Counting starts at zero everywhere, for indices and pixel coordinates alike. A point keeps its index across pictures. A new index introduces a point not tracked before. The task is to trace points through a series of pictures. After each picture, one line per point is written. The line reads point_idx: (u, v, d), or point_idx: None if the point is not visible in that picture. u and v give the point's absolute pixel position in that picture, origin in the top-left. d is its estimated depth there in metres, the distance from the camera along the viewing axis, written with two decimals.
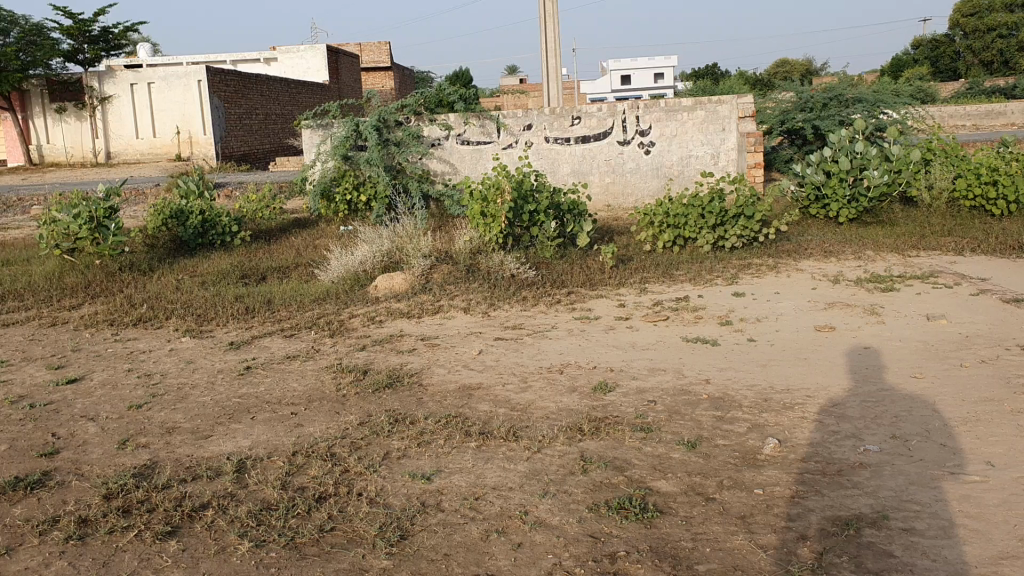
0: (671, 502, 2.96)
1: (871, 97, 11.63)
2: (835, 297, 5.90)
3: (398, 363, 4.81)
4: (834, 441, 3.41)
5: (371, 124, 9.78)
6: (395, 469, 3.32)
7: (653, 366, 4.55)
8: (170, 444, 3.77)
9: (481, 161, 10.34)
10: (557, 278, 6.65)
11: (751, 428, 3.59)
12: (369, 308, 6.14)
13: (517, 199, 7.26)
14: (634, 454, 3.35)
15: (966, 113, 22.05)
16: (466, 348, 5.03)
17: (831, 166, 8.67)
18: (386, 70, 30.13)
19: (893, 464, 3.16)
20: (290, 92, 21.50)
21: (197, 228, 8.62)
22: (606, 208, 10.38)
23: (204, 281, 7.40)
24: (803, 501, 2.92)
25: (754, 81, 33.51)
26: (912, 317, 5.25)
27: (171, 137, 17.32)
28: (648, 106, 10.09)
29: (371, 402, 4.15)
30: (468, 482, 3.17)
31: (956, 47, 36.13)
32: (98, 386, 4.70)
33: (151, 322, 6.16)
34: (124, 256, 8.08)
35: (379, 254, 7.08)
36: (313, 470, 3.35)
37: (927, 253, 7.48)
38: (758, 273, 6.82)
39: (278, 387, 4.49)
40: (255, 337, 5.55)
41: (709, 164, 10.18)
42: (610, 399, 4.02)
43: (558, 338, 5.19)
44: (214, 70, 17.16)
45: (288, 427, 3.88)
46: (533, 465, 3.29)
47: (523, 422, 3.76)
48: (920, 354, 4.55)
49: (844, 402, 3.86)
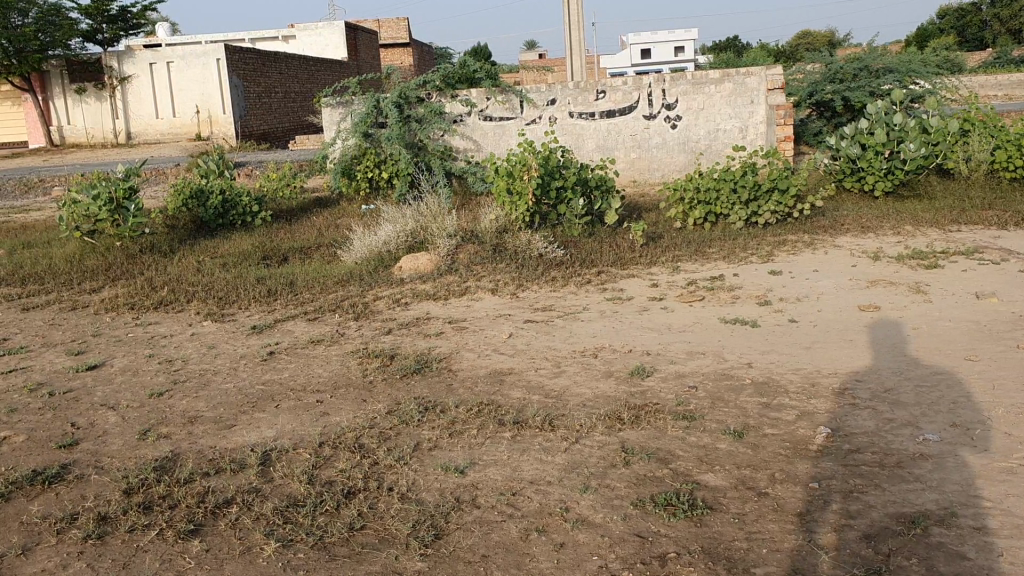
0: (721, 497, 2.79)
1: (903, 66, 11.30)
2: (878, 274, 5.69)
3: (425, 347, 4.65)
4: (890, 429, 3.23)
5: (392, 100, 9.66)
6: (427, 462, 3.17)
7: (691, 348, 4.37)
8: (193, 434, 3.64)
9: (505, 138, 10.15)
10: (586, 257, 6.46)
11: (800, 416, 3.41)
12: (394, 290, 5.98)
13: (544, 175, 7.06)
14: (679, 445, 3.18)
15: (997, 82, 21.70)
16: (495, 331, 4.87)
17: (866, 138, 8.41)
18: (405, 47, 29.90)
19: (957, 456, 2.97)
20: (309, 69, 21.32)
21: (217, 208, 8.50)
22: (633, 183, 10.15)
23: (225, 262, 7.27)
24: (863, 496, 2.74)
25: (776, 53, 33.06)
26: (960, 296, 5.04)
27: (191, 117, 17.18)
28: (674, 79, 9.85)
29: (399, 389, 4.00)
30: (504, 475, 3.01)
31: (983, 16, 35.44)
32: (118, 372, 4.58)
33: (173, 305, 6.04)
34: (145, 237, 7.97)
35: (403, 234, 6.91)
36: (341, 463, 3.19)
37: (968, 227, 7.25)
38: (794, 250, 6.61)
39: (303, 374, 4.34)
40: (278, 321, 5.41)
41: (738, 138, 9.93)
42: (649, 385, 3.85)
43: (590, 319, 5.02)
44: (233, 48, 17.01)
45: (314, 416, 3.73)
46: (572, 457, 3.12)
47: (558, 410, 3.60)
48: (972, 335, 4.34)
49: (897, 387, 3.67)
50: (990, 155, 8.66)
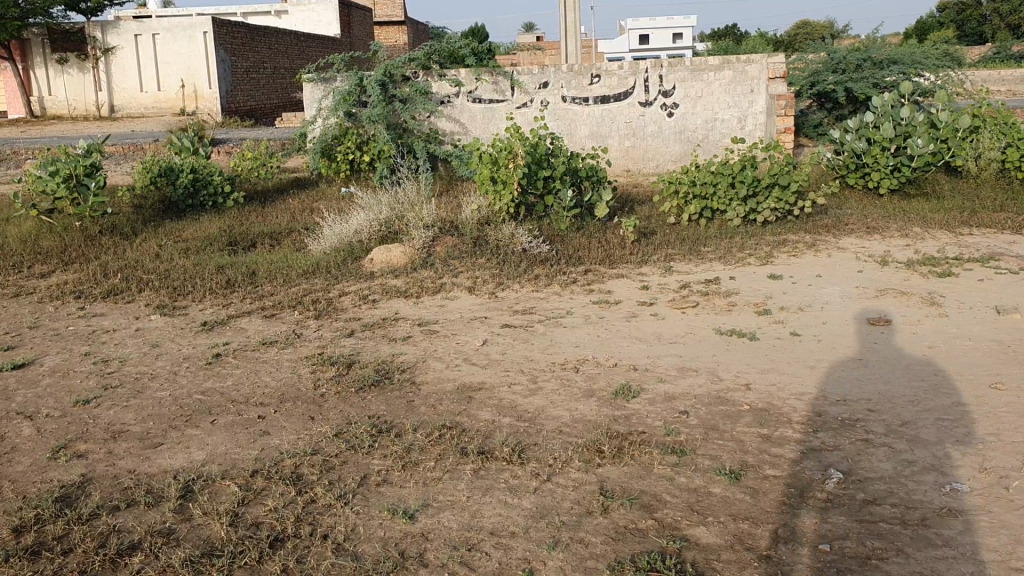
0: (715, 561, 2.35)
1: (907, 58, 10.87)
2: (887, 282, 5.24)
3: (389, 354, 4.19)
4: (911, 475, 2.79)
5: (376, 79, 9.12)
6: (373, 501, 2.72)
7: (683, 364, 3.92)
8: (112, 454, 3.18)
9: (493, 121, 9.64)
10: (572, 254, 6.01)
11: (806, 454, 2.97)
12: (363, 286, 5.52)
13: (530, 164, 6.60)
14: (666, 488, 2.74)
15: (1001, 77, 21.29)
16: (468, 337, 4.41)
17: (873, 132, 7.96)
18: (400, 25, 29.21)
19: (992, 514, 2.53)
20: (299, 45, 20.72)
21: (187, 187, 8.00)
22: (626, 173, 9.68)
23: (188, 247, 6.80)
24: (883, 566, 2.30)
25: (775, 41, 32.61)
26: (977, 310, 4.61)
27: (176, 91, 16.70)
28: (672, 65, 9.38)
29: (353, 405, 3.53)
30: (461, 523, 2.56)
31: (983, 10, 35.05)
32: (46, 374, 4.11)
33: (123, 295, 5.56)
34: (106, 218, 7.47)
35: (376, 223, 6.44)
36: (271, 500, 2.74)
37: (979, 230, 6.80)
38: (795, 252, 6.17)
39: (248, 382, 3.88)
40: (232, 317, 4.94)
41: (737, 128, 9.51)
42: (635, 409, 3.39)
43: (574, 326, 4.57)
44: (220, 21, 16.56)
45: (251, 436, 3.27)
46: (541, 500, 2.68)
47: (531, 438, 3.14)
48: (994, 358, 3.90)
49: (916, 421, 3.22)
50: (1001, 153, 8.21)
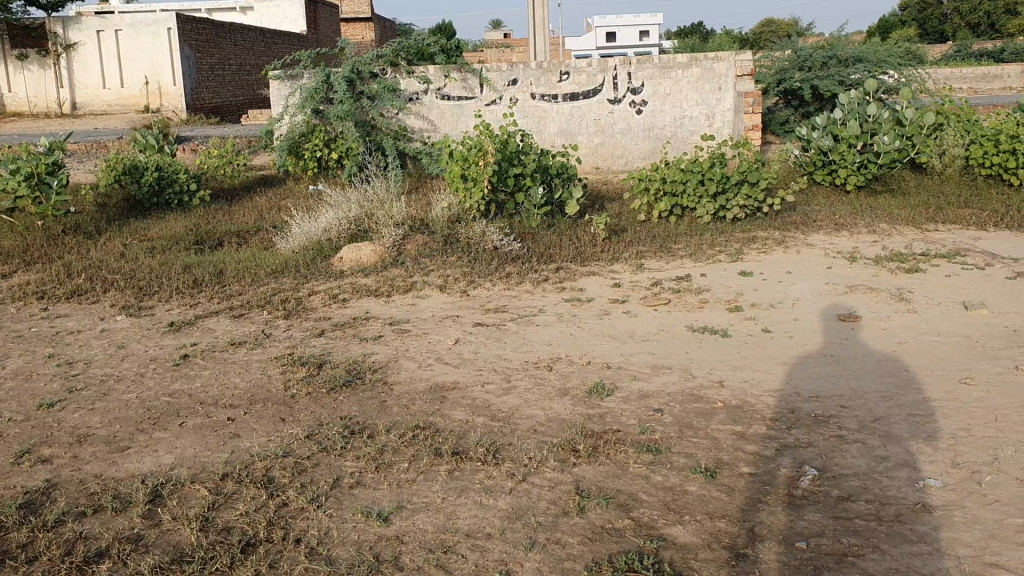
0: (692, 560, 2.34)
1: (872, 56, 10.96)
2: (857, 278, 5.28)
3: (360, 354, 4.15)
4: (885, 471, 2.80)
5: (344, 75, 9.04)
6: (346, 504, 2.68)
7: (656, 362, 3.92)
8: (78, 459, 3.11)
9: (462, 119, 9.59)
10: (544, 251, 6.00)
11: (780, 451, 2.97)
12: (332, 284, 5.46)
13: (501, 161, 6.58)
14: (642, 487, 2.73)
15: (963, 75, 21.58)
16: (440, 336, 4.38)
17: (839, 129, 8.01)
18: (367, 22, 29.04)
19: (965, 509, 2.54)
20: (265, 42, 20.53)
21: (152, 185, 7.88)
22: (595, 170, 9.67)
23: (153, 246, 6.70)
24: (859, 563, 2.31)
25: (741, 40, 32.81)
26: (946, 306, 4.64)
27: (140, 88, 16.47)
28: (640, 62, 9.39)
29: (325, 406, 3.49)
30: (436, 526, 2.53)
31: (944, 9, 35.51)
32: (9, 377, 4.02)
33: (87, 295, 5.46)
34: (69, 217, 7.34)
35: (346, 221, 6.38)
36: (243, 504, 2.69)
37: (945, 226, 6.87)
38: (765, 249, 6.19)
39: (217, 383, 3.82)
40: (199, 317, 4.86)
41: (705, 126, 9.56)
42: (609, 407, 3.38)
43: (546, 324, 4.55)
44: (185, 17, 16.36)
45: (221, 439, 3.22)
46: (517, 500, 2.65)
47: (505, 437, 3.12)
48: (964, 353, 3.93)
49: (888, 417, 3.23)
50: (964, 151, 8.32)
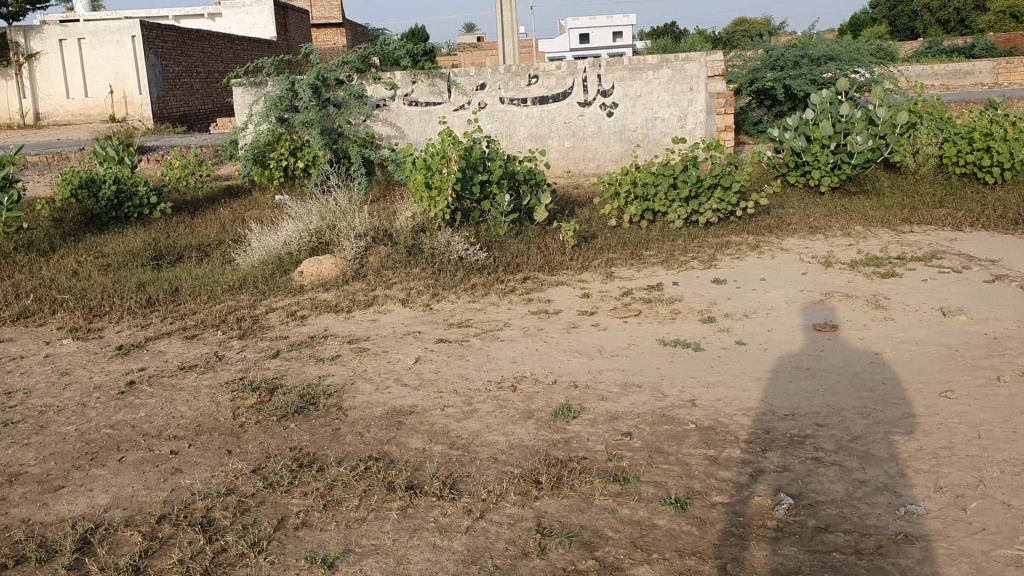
0: None
1: (845, 54, 10.84)
2: (832, 285, 5.13)
3: (315, 376, 3.95)
4: (864, 497, 2.64)
5: (308, 82, 8.72)
6: (289, 548, 2.49)
7: (625, 380, 3.74)
8: (6, 501, 2.90)
9: (430, 124, 9.40)
10: (511, 261, 5.82)
11: (754, 477, 2.80)
12: (291, 300, 5.26)
13: (466, 168, 6.40)
14: (608, 522, 2.55)
15: (934, 72, 21.69)
16: (401, 354, 4.19)
17: (812, 129, 7.86)
18: (338, 27, 28.81)
19: (950, 539, 2.39)
20: (234, 49, 20.26)
21: (109, 199, 7.62)
22: (567, 174, 9.52)
23: (108, 262, 6.46)
24: None
25: (713, 39, 32.79)
26: (923, 312, 4.50)
27: (104, 97, 16.12)
28: (610, 64, 9.24)
29: (274, 436, 3.29)
30: (384, 572, 2.35)
31: (914, 6, 35.70)
32: None
33: (35, 317, 5.22)
34: (22, 233, 7.06)
35: (307, 234, 6.17)
36: (178, 550, 2.50)
37: (920, 227, 6.76)
38: (737, 254, 6.05)
39: (163, 413, 3.61)
40: (150, 338, 4.65)
41: (677, 127, 9.41)
42: (575, 431, 3.21)
43: (512, 339, 4.37)
44: (150, 25, 16.06)
45: (161, 476, 3.01)
46: (473, 541, 2.48)
47: (464, 468, 2.93)
48: (944, 363, 3.78)
49: (867, 436, 3.07)
50: (938, 149, 8.22)
